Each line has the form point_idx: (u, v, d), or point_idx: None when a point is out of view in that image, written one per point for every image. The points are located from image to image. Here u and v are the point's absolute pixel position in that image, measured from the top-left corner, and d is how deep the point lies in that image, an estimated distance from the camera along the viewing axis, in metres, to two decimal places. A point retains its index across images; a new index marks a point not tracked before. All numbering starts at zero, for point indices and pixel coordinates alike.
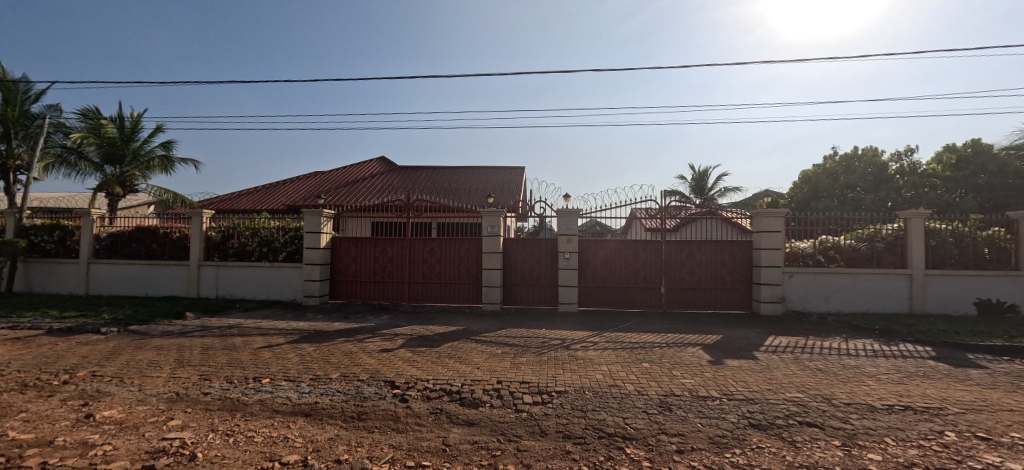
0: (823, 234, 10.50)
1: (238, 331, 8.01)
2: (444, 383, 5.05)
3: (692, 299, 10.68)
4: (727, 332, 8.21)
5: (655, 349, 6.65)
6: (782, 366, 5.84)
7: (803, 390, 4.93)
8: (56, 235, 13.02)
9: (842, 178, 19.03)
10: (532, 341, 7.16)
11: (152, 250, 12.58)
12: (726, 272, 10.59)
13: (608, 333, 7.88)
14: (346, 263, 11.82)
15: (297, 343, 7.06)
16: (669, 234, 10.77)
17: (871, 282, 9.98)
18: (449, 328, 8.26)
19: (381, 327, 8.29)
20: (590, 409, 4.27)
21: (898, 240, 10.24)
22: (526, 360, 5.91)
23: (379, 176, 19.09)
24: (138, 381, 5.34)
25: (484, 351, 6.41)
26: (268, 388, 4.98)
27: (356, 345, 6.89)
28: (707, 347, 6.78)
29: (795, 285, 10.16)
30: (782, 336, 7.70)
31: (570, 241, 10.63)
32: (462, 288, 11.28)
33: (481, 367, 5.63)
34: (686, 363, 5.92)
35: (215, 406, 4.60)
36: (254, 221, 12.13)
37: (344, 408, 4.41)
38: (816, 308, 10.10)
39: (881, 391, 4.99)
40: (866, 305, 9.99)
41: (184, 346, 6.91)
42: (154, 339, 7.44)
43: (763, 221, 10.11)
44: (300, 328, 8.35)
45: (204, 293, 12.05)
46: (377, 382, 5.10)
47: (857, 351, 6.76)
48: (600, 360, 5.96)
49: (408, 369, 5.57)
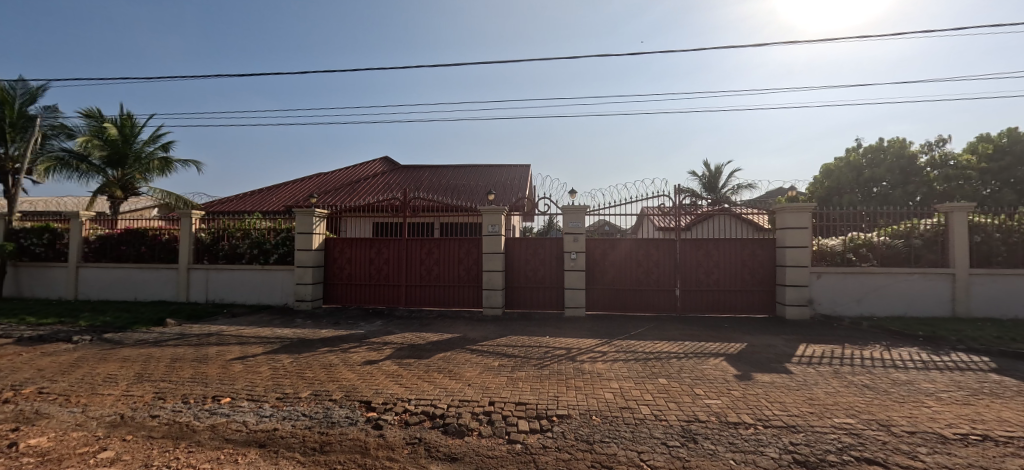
0: (853, 231, 9.58)
1: (216, 340, 7.40)
2: (428, 404, 4.33)
3: (709, 302, 9.86)
4: (751, 339, 7.40)
5: (671, 361, 5.87)
6: (823, 382, 5.02)
7: (853, 415, 4.13)
8: (46, 238, 12.59)
9: (867, 171, 17.42)
10: (534, 351, 6.42)
11: (141, 253, 12.09)
12: (747, 273, 9.76)
13: (618, 341, 7.12)
14: (341, 265, 11.21)
15: (274, 354, 6.41)
16: (684, 233, 9.98)
17: (908, 283, 9.09)
18: (444, 336, 7.56)
19: (370, 335, 7.62)
20: (598, 441, 3.52)
21: (937, 235, 9.35)
22: (524, 375, 5.20)
23: (381, 175, 18.54)
24: (83, 400, 4.71)
25: (478, 364, 5.71)
26: (225, 410, 4.31)
27: (338, 356, 6.22)
28: (731, 358, 5.98)
29: (824, 286, 9.29)
30: (815, 345, 6.88)
31: (577, 241, 9.91)
32: (462, 291, 10.60)
33: (472, 384, 4.90)
34: (708, 378, 5.15)
35: (158, 433, 3.96)
36: (244, 221, 11.57)
37: (306, 437, 3.73)
38: (847, 312, 9.24)
39: (947, 416, 4.17)
40: (903, 308, 9.09)
41: (151, 358, 6.30)
42: (124, 349, 6.85)
43: (789, 217, 9.26)
44: (284, 336, 7.72)
45: (194, 296, 11.52)
46: (350, 402, 4.40)
47: (905, 363, 5.92)
48: (611, 375, 5.21)
49: (390, 386, 4.86)
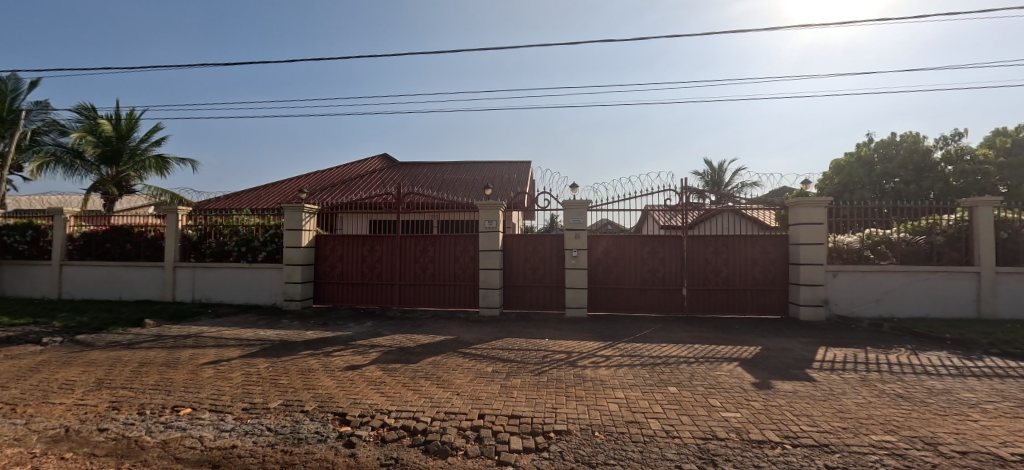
0: (871, 227, 9.05)
1: (193, 342, 6.94)
2: (410, 417, 3.84)
3: (718, 302, 9.35)
4: (765, 342, 6.89)
5: (681, 366, 5.37)
6: (851, 391, 4.51)
7: (891, 431, 3.63)
8: (29, 235, 12.11)
9: (879, 166, 16.71)
10: (531, 355, 5.93)
11: (126, 251, 11.65)
12: (758, 271, 9.25)
13: (622, 344, 6.63)
14: (332, 264, 10.75)
15: (252, 357, 5.95)
16: (691, 230, 9.49)
17: (931, 282, 8.56)
18: (436, 338, 7.10)
19: (358, 337, 7.15)
20: (601, 463, 3.02)
21: (960, 231, 8.81)
22: (520, 383, 4.71)
23: (379, 172, 18.08)
24: (30, 411, 4.24)
25: (469, 369, 5.23)
26: (183, 424, 3.85)
27: (320, 360, 5.76)
28: (746, 363, 5.48)
29: (840, 285, 8.76)
30: (835, 348, 6.37)
31: (578, 237, 9.40)
32: (458, 291, 10.12)
33: (461, 393, 4.42)
34: (724, 386, 4.65)
35: (102, 451, 3.48)
36: (232, 218, 11.10)
37: (267, 457, 3.25)
38: (865, 313, 8.71)
39: (1000, 432, 3.66)
40: (924, 309, 8.56)
41: (119, 362, 5.83)
42: (92, 352, 6.39)
43: (803, 212, 8.75)
44: (267, 337, 7.26)
45: (179, 296, 11.07)
46: (323, 415, 3.92)
47: (937, 369, 5.40)
48: (616, 383, 4.71)
49: (370, 395, 4.38)
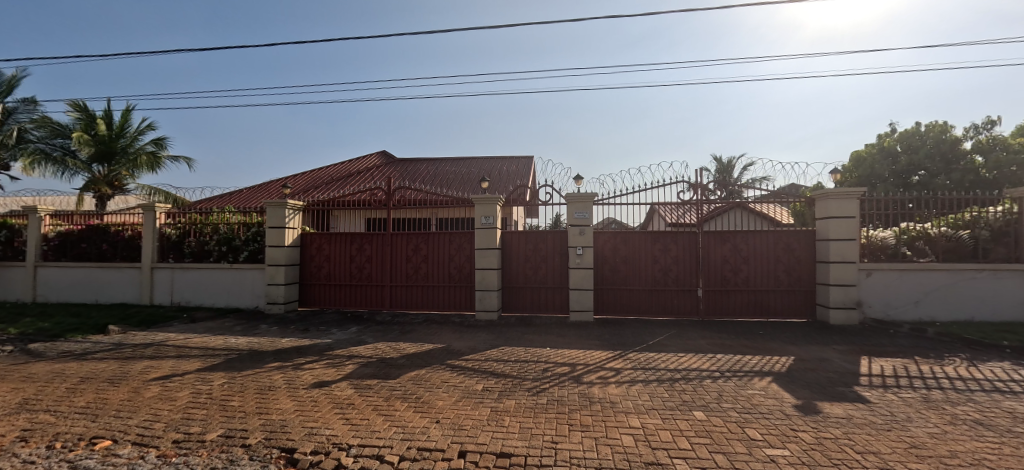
0: (906, 222, 8.22)
1: (153, 351, 6.23)
2: (373, 456, 3.05)
3: (737, 304, 8.53)
4: (796, 350, 6.06)
5: (705, 383, 4.56)
6: (919, 418, 3.68)
7: None
8: (3, 235, 11.49)
9: (903, 158, 15.85)
10: (529, 368, 5.13)
11: (103, 251, 10.98)
12: (782, 270, 8.43)
13: (633, 354, 5.84)
14: (319, 264, 10.03)
15: (209, 371, 5.20)
16: (704, 227, 8.67)
17: (976, 282, 7.69)
18: (423, 346, 6.34)
19: (336, 345, 6.41)
20: None
21: (1008, 225, 7.93)
22: (515, 406, 3.93)
23: (375, 169, 17.27)
24: None
25: (455, 388, 4.45)
26: (90, 464, 3.07)
27: (285, 375, 4.99)
28: (781, 379, 4.66)
29: (875, 286, 7.91)
30: (879, 359, 5.54)
31: (583, 234, 8.58)
32: (453, 292, 9.35)
33: (442, 420, 3.63)
34: (761, 409, 3.83)
35: None
36: (212, 216, 10.40)
37: None
38: (903, 316, 7.86)
39: None
40: (969, 311, 7.71)
41: (58, 377, 5.10)
42: (35, 364, 5.69)
43: (832, 204, 7.90)
44: (236, 346, 6.54)
45: (158, 298, 10.39)
46: (267, 453, 3.15)
47: (1011, 386, 4.54)
48: (629, 405, 3.91)
49: (331, 423, 3.61)
